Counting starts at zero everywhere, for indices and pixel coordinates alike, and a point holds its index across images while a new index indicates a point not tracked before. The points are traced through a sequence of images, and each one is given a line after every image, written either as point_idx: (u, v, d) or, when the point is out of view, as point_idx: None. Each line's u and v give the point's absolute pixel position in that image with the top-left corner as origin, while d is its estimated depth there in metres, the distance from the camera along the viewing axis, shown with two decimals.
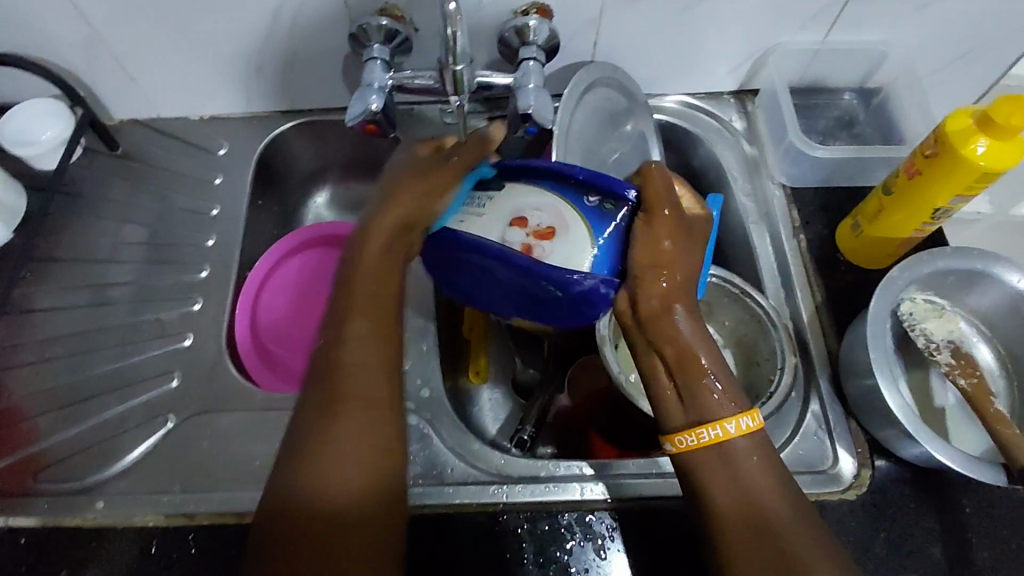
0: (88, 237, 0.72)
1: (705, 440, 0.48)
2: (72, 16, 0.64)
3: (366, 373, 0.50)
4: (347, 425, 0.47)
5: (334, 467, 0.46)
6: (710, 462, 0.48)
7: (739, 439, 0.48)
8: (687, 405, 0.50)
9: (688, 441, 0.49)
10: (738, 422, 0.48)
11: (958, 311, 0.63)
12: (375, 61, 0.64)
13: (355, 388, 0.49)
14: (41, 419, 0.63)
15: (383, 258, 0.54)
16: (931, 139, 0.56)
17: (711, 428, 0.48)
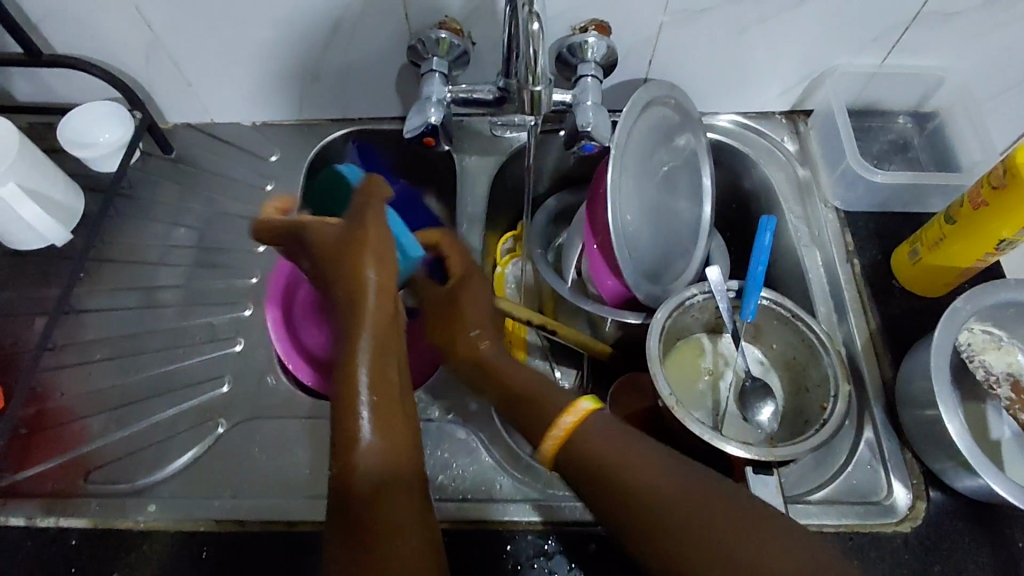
0: (141, 239, 0.73)
1: (567, 428, 0.51)
2: (136, 20, 0.65)
3: (386, 417, 0.49)
4: (371, 459, 0.47)
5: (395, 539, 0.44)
6: (597, 458, 0.48)
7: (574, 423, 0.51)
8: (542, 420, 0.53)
9: (554, 439, 0.51)
10: (580, 405, 0.51)
11: (1017, 343, 0.62)
12: (434, 73, 0.64)
13: (377, 439, 0.48)
14: (92, 420, 0.63)
15: (379, 361, 0.52)
16: (999, 169, 0.56)
17: (566, 416, 0.51)
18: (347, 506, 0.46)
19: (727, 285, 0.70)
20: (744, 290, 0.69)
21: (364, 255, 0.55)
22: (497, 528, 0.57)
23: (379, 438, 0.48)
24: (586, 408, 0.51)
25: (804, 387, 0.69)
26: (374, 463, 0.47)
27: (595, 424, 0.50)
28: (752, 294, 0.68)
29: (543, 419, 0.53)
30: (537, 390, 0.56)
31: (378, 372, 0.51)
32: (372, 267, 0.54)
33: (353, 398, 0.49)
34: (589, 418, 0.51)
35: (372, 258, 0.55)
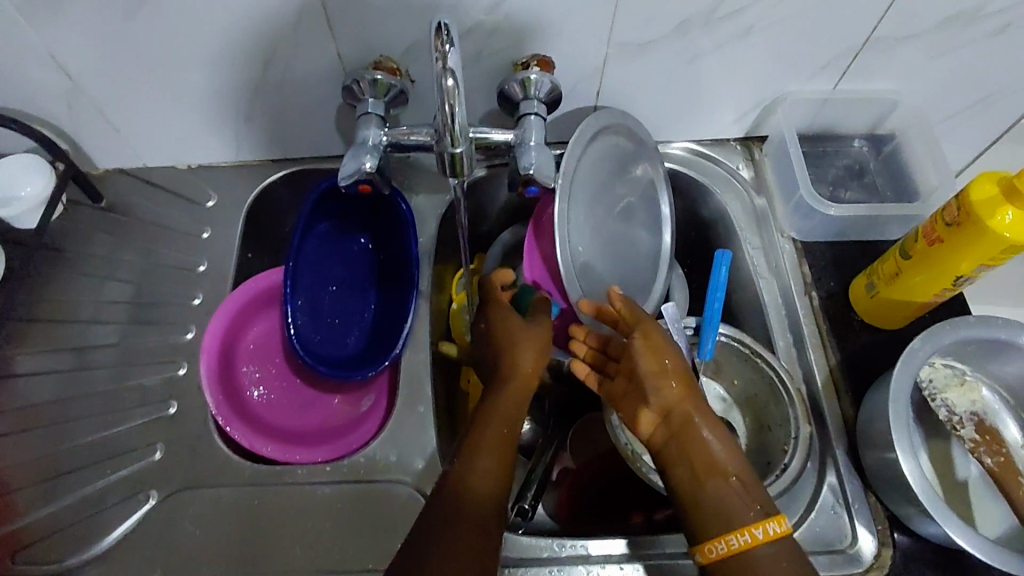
0: (71, 296, 0.69)
1: (736, 548, 0.49)
2: (52, 68, 0.61)
3: (499, 460, 0.53)
4: (481, 488, 0.51)
5: (454, 546, 0.47)
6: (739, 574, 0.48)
7: (765, 546, 0.49)
8: (718, 514, 0.51)
9: (719, 549, 0.49)
10: (763, 530, 0.49)
11: (980, 378, 0.60)
12: (370, 116, 0.61)
13: (492, 478, 0.52)
14: (17, 496, 0.60)
15: (510, 411, 0.56)
16: (953, 206, 0.54)
17: (739, 535, 0.49)
18: (447, 516, 0.49)
19: (684, 322, 0.68)
20: (702, 329, 0.67)
21: (519, 350, 0.59)
22: None
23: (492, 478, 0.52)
24: (776, 532, 0.49)
25: (767, 425, 0.67)
26: (480, 495, 0.51)
27: (767, 554, 0.49)
28: (708, 334, 0.66)
29: (715, 515, 0.51)
30: (723, 468, 0.52)
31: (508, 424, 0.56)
32: (524, 341, 0.59)
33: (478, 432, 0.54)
34: (775, 543, 0.49)
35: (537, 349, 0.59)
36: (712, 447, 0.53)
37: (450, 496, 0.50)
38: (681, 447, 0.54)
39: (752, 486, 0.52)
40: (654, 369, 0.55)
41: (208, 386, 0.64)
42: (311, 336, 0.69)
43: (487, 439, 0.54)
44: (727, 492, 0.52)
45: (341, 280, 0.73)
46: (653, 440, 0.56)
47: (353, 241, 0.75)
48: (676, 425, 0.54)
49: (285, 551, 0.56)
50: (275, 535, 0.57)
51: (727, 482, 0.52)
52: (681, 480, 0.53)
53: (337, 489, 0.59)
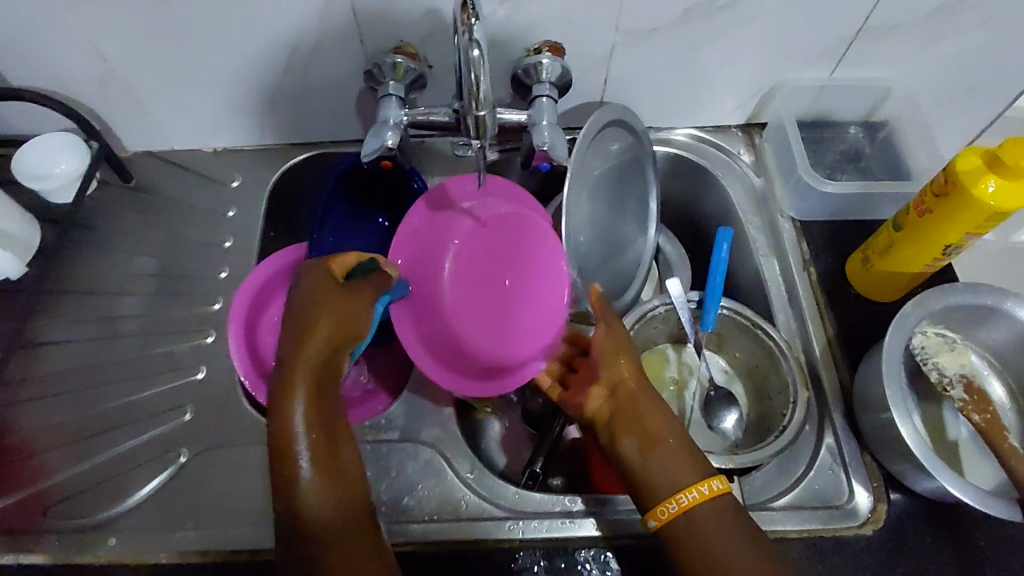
0: (101, 269, 0.72)
1: (688, 504, 0.52)
2: (90, 52, 0.65)
3: (333, 462, 0.49)
4: (317, 507, 0.47)
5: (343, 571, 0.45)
6: (688, 534, 0.51)
7: (703, 504, 0.52)
8: (667, 477, 0.54)
9: (671, 509, 0.52)
10: (708, 486, 0.53)
11: (969, 345, 0.63)
12: (391, 97, 0.64)
13: (318, 479, 0.48)
14: (50, 455, 0.62)
15: (321, 410, 0.50)
16: (941, 177, 0.57)
17: (687, 493, 0.52)
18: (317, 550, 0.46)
19: (688, 296, 0.72)
20: (705, 301, 0.70)
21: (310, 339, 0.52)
22: (464, 549, 0.57)
23: (336, 485, 0.48)
24: (716, 490, 0.52)
25: (766, 394, 0.70)
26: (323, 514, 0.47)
27: (709, 509, 0.52)
28: (712, 304, 0.69)
29: (663, 480, 0.54)
30: (665, 434, 0.56)
31: (316, 410, 0.50)
32: (322, 330, 0.53)
33: (293, 435, 0.48)
34: (715, 500, 0.52)
35: (339, 314, 0.54)
36: (655, 418, 0.58)
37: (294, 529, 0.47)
38: (625, 421, 0.58)
39: (692, 450, 0.56)
40: (609, 354, 0.61)
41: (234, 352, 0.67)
42: None
43: (314, 445, 0.49)
44: (670, 457, 0.55)
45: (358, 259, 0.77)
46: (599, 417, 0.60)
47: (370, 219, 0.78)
48: (620, 402, 0.59)
49: None
50: None
51: (670, 447, 0.56)
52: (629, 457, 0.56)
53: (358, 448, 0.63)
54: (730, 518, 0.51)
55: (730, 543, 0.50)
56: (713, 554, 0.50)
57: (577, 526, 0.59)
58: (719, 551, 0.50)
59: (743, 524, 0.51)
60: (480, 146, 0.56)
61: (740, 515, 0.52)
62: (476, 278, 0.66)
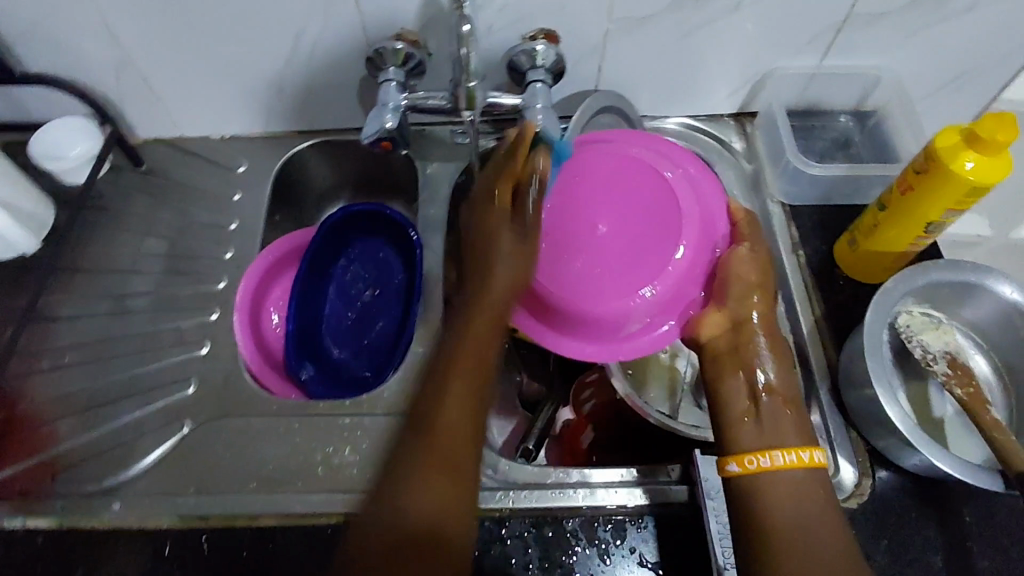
0: (111, 250, 0.75)
1: (780, 463, 0.55)
2: (102, 37, 0.67)
3: (453, 443, 0.52)
4: (421, 505, 0.49)
5: (414, 496, 0.49)
6: (773, 485, 0.55)
7: (798, 471, 0.55)
8: (763, 433, 0.58)
9: (761, 462, 0.55)
10: (809, 454, 0.55)
11: (954, 324, 0.64)
12: (390, 82, 0.67)
13: (431, 469, 0.50)
14: (60, 424, 0.65)
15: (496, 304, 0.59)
16: (922, 156, 0.59)
17: (786, 453, 0.56)
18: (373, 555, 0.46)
19: None
20: None
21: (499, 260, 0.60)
22: None
23: (434, 483, 0.50)
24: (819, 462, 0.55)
25: None
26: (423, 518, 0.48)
27: (801, 476, 0.55)
28: None
29: (763, 435, 0.58)
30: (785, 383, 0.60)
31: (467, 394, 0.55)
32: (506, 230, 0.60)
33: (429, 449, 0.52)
34: (808, 470, 0.55)
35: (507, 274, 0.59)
36: (768, 367, 0.60)
37: (382, 522, 0.48)
38: (755, 362, 0.60)
39: (801, 407, 0.59)
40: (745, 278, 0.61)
41: (238, 330, 0.70)
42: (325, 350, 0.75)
43: (454, 393, 0.54)
44: (782, 412, 0.58)
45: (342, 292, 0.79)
46: (710, 347, 0.62)
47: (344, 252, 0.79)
48: (739, 338, 0.61)
49: (307, 473, 0.61)
50: (296, 461, 0.62)
51: (782, 403, 0.59)
52: (739, 390, 0.60)
53: (355, 420, 0.64)
54: (818, 493, 0.55)
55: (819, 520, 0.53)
56: (806, 514, 0.53)
57: (566, 497, 0.60)
58: (803, 516, 0.53)
59: (825, 498, 0.54)
60: (471, 116, 0.60)
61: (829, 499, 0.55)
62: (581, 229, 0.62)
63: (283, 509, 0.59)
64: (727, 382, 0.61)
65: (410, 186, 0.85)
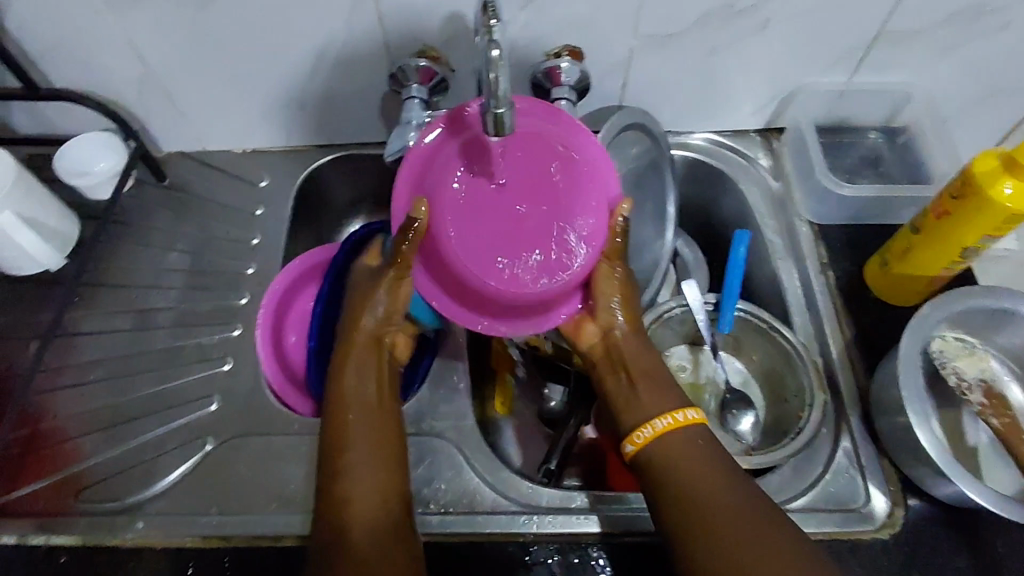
0: (134, 264, 0.75)
1: (660, 429, 0.55)
2: (128, 54, 0.67)
3: (381, 484, 0.53)
4: (360, 495, 0.52)
5: (355, 496, 0.52)
6: (659, 455, 0.55)
7: (688, 427, 0.56)
8: (646, 409, 0.58)
9: (645, 433, 0.56)
10: (683, 414, 0.56)
11: (989, 350, 0.63)
12: (414, 100, 0.66)
13: (367, 456, 0.54)
14: (83, 440, 0.65)
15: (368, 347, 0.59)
16: (958, 180, 0.57)
17: (662, 419, 0.56)
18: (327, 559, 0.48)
19: (705, 299, 0.73)
20: (721, 303, 0.72)
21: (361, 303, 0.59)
22: (478, 541, 0.58)
23: (371, 457, 0.54)
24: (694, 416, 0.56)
25: (783, 397, 0.70)
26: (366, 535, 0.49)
27: (681, 436, 0.55)
28: (728, 306, 0.70)
29: (640, 408, 0.58)
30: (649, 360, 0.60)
31: (364, 384, 0.57)
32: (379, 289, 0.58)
33: (345, 448, 0.54)
34: (690, 428, 0.56)
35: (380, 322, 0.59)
36: (636, 351, 0.61)
37: (328, 533, 0.50)
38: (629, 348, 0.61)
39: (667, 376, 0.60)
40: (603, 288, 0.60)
41: (260, 343, 0.70)
42: None
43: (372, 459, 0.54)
44: (653, 387, 0.59)
45: None
46: (591, 351, 0.62)
47: None
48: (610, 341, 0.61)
49: None
50: (317, 481, 0.61)
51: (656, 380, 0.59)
52: (618, 385, 0.60)
53: None
54: (705, 441, 0.55)
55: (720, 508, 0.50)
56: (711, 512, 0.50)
57: (590, 523, 0.60)
58: (707, 490, 0.51)
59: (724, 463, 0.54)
60: None
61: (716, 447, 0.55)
62: (506, 225, 0.54)
63: (304, 531, 0.59)
64: (610, 382, 0.60)
65: None
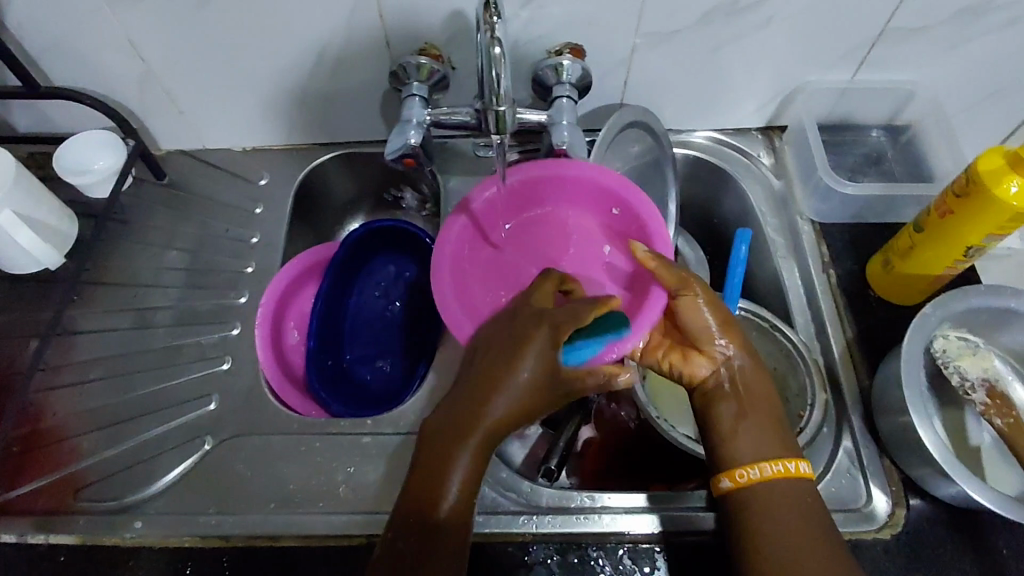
0: (133, 263, 0.75)
1: (768, 475, 0.54)
2: (128, 52, 0.67)
3: (467, 486, 0.50)
4: (451, 510, 0.49)
5: (438, 506, 0.49)
6: (759, 504, 0.53)
7: (780, 480, 0.54)
8: (752, 446, 0.56)
9: (752, 474, 0.54)
10: (794, 465, 0.54)
11: (992, 349, 0.62)
12: (414, 97, 0.66)
13: (459, 484, 0.50)
14: (82, 439, 0.65)
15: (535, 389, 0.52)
16: (963, 178, 0.57)
17: (772, 465, 0.54)
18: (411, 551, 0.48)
19: None
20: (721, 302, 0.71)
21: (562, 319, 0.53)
22: (477, 542, 0.58)
23: (471, 470, 0.50)
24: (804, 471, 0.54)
25: (783, 398, 0.68)
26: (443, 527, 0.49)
27: (784, 488, 0.53)
28: (729, 304, 0.70)
29: (747, 450, 0.56)
30: (761, 395, 0.58)
31: (503, 419, 0.51)
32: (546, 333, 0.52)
33: (448, 465, 0.50)
34: (795, 480, 0.54)
35: (502, 415, 0.50)
36: (753, 388, 0.58)
37: (418, 520, 0.49)
38: (730, 402, 0.58)
39: (783, 425, 0.58)
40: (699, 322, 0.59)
41: (258, 339, 0.70)
42: (343, 365, 0.75)
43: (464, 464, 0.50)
44: (762, 430, 0.57)
45: (369, 308, 0.78)
46: (698, 390, 0.60)
47: (382, 269, 0.79)
48: (726, 383, 0.59)
49: (329, 493, 0.60)
50: (316, 480, 0.61)
51: (768, 422, 0.57)
52: (721, 414, 0.58)
53: (376, 440, 0.63)
54: (807, 495, 0.53)
55: (794, 512, 0.52)
56: (787, 542, 0.51)
57: (590, 522, 0.59)
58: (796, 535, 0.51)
59: (817, 506, 0.53)
60: (501, 143, 0.58)
61: (816, 504, 0.53)
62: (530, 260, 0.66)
63: (303, 531, 0.58)
64: (715, 408, 0.58)
65: (431, 199, 0.84)
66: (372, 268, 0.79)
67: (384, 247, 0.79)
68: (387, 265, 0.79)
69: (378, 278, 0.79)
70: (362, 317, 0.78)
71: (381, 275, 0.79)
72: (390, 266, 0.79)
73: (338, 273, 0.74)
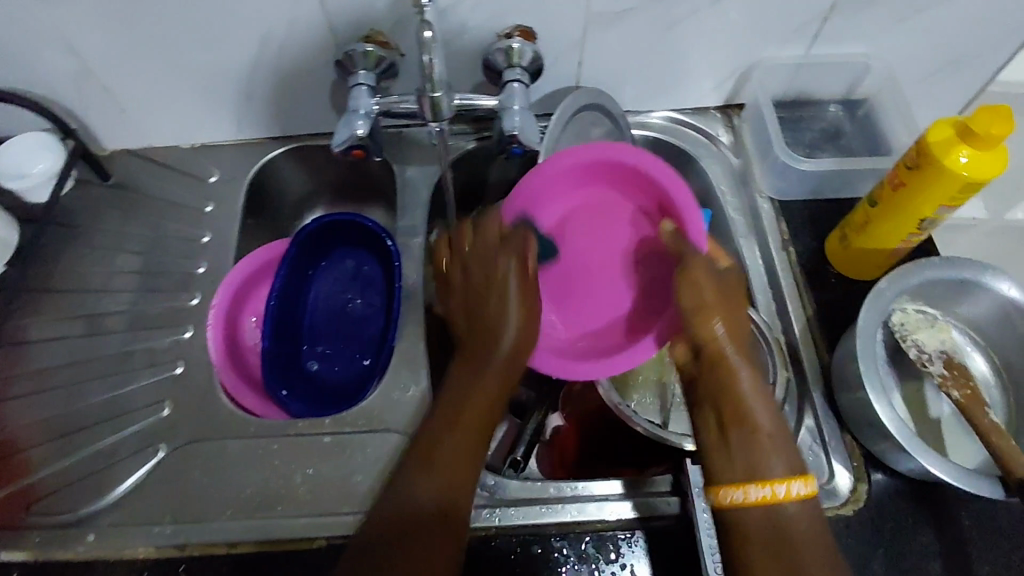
0: (80, 268, 0.72)
1: (754, 498, 0.49)
2: (61, 50, 0.64)
3: (453, 454, 0.53)
4: (417, 494, 0.52)
5: (416, 485, 0.52)
6: (775, 534, 0.48)
7: (790, 503, 0.49)
8: (735, 462, 0.51)
9: (736, 496, 0.49)
10: (785, 488, 0.49)
11: (949, 320, 0.63)
12: (360, 87, 0.64)
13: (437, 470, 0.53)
14: (30, 452, 0.63)
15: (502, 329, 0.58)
16: (914, 151, 0.57)
17: (758, 487, 0.49)
18: (382, 540, 0.49)
19: None
20: None
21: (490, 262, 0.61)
22: None
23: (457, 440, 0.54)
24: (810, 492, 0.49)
25: None
26: (418, 512, 0.51)
27: (791, 511, 0.49)
28: None
29: (734, 465, 0.51)
30: (746, 406, 0.52)
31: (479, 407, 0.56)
32: (505, 266, 0.60)
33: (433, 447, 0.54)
34: (797, 503, 0.49)
35: (504, 349, 0.58)
36: (751, 403, 0.53)
37: (386, 509, 0.51)
38: (721, 387, 0.54)
39: (778, 439, 0.52)
40: (690, 305, 0.55)
41: (212, 341, 0.69)
42: (303, 363, 0.73)
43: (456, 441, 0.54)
44: (750, 442, 0.51)
45: (329, 303, 0.77)
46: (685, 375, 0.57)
47: (340, 263, 0.78)
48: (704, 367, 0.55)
49: (287, 496, 0.59)
50: (273, 484, 0.60)
51: (752, 429, 0.52)
52: (706, 425, 0.54)
53: (335, 439, 0.62)
54: (813, 519, 0.49)
55: (811, 542, 0.48)
56: (810, 559, 0.47)
57: (555, 513, 0.59)
58: (783, 542, 0.48)
59: (825, 531, 0.49)
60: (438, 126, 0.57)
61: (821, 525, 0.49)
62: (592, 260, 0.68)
63: (262, 536, 0.57)
64: (699, 415, 0.55)
65: (388, 190, 0.83)
66: (330, 263, 0.78)
67: (342, 240, 0.77)
68: (347, 259, 0.78)
69: (338, 271, 0.78)
70: (323, 313, 0.77)
71: (340, 270, 0.78)
72: (349, 260, 0.78)
73: (292, 270, 0.73)
